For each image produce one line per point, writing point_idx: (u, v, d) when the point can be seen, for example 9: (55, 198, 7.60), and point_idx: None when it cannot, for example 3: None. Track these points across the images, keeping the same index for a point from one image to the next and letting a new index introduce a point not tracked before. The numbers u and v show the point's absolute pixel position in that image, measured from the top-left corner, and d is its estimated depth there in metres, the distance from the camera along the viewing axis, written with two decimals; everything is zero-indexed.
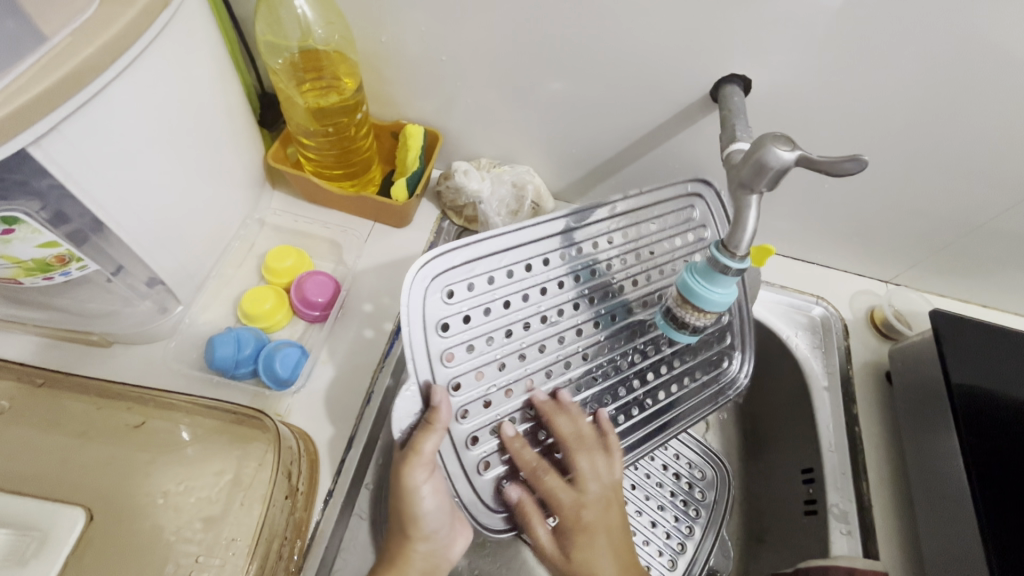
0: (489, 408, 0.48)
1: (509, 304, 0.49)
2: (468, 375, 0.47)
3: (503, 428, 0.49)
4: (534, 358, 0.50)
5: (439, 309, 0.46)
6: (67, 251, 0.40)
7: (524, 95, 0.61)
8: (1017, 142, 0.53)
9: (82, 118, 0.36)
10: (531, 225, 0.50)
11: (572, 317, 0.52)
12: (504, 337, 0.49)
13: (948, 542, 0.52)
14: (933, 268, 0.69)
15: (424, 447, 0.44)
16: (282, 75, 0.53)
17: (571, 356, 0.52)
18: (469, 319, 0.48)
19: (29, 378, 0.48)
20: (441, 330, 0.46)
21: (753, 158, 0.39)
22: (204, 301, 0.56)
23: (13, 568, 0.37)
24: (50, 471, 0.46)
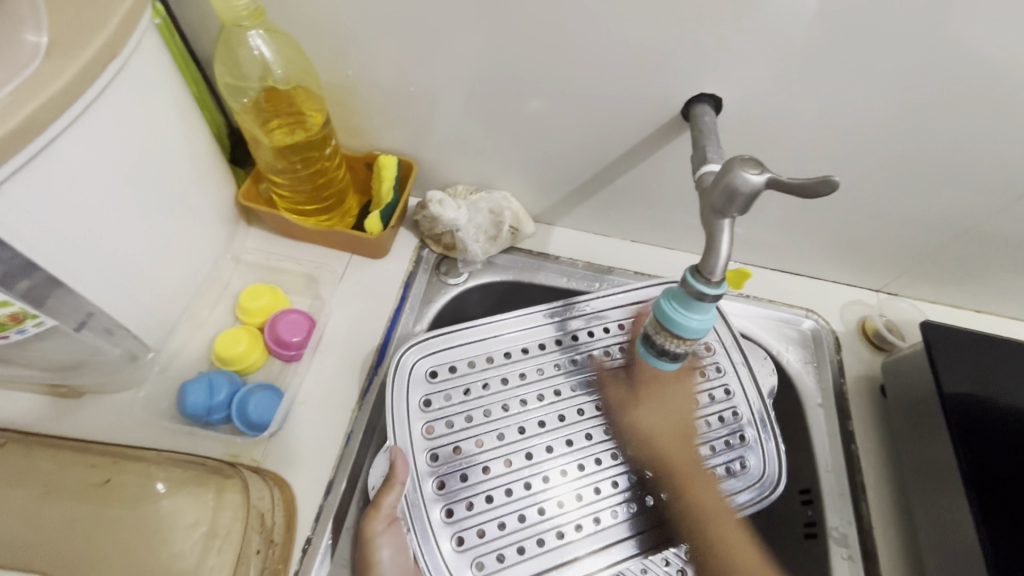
0: (466, 482, 0.51)
1: (489, 388, 0.55)
2: (447, 448, 0.52)
3: (479, 504, 0.51)
4: (515, 439, 0.53)
5: (423, 388, 0.54)
6: (20, 309, 0.39)
7: (496, 121, 0.60)
8: (994, 146, 0.53)
9: (28, 173, 0.36)
10: (507, 317, 0.58)
11: (554, 403, 0.55)
12: (485, 418, 0.54)
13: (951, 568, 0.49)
14: (922, 275, 0.68)
15: (384, 503, 0.48)
16: (244, 116, 0.51)
17: (538, 446, 0.53)
18: (451, 399, 0.54)
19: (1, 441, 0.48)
20: (424, 406, 0.53)
21: (721, 183, 0.38)
22: (178, 346, 0.55)
23: None
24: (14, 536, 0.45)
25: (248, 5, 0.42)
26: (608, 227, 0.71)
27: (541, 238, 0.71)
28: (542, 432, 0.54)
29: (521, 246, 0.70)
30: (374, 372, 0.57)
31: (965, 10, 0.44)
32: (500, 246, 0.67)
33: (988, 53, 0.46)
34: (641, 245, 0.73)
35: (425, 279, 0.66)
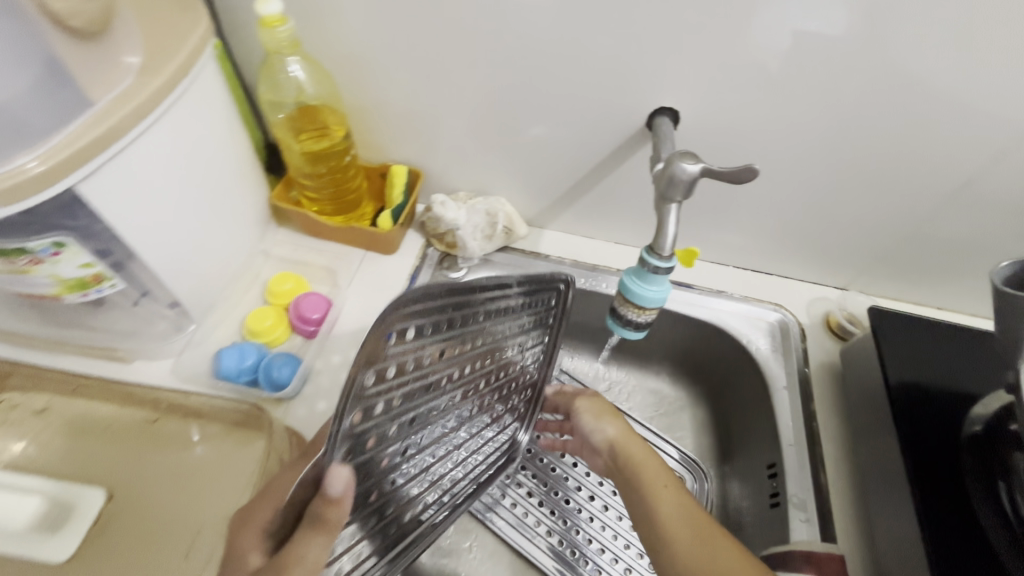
0: (359, 488, 0.42)
1: (420, 368, 0.43)
2: (361, 448, 0.40)
3: (352, 511, 0.43)
4: (403, 435, 0.45)
5: (372, 373, 0.37)
6: (101, 270, 0.47)
7: (494, 135, 0.70)
8: (922, 152, 0.60)
9: (120, 162, 0.45)
10: (479, 282, 0.43)
11: (447, 390, 0.48)
12: (395, 410, 0.42)
13: (899, 533, 0.53)
14: (880, 272, 0.75)
15: (309, 545, 0.39)
16: (280, 127, 0.62)
17: (409, 443, 0.47)
18: (388, 382, 0.40)
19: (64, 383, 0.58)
20: (364, 399, 0.37)
21: (666, 174, 0.47)
22: (215, 322, 0.64)
23: (47, 535, 0.52)
24: (78, 457, 0.57)
25: (287, 37, 0.52)
26: (593, 230, 0.80)
27: (533, 240, 0.80)
28: (417, 428, 0.47)
29: (516, 246, 0.78)
30: None
31: (879, 38, 0.52)
32: (496, 245, 0.76)
33: (901, 74, 0.55)
34: (624, 247, 0.81)
35: (429, 273, 0.74)
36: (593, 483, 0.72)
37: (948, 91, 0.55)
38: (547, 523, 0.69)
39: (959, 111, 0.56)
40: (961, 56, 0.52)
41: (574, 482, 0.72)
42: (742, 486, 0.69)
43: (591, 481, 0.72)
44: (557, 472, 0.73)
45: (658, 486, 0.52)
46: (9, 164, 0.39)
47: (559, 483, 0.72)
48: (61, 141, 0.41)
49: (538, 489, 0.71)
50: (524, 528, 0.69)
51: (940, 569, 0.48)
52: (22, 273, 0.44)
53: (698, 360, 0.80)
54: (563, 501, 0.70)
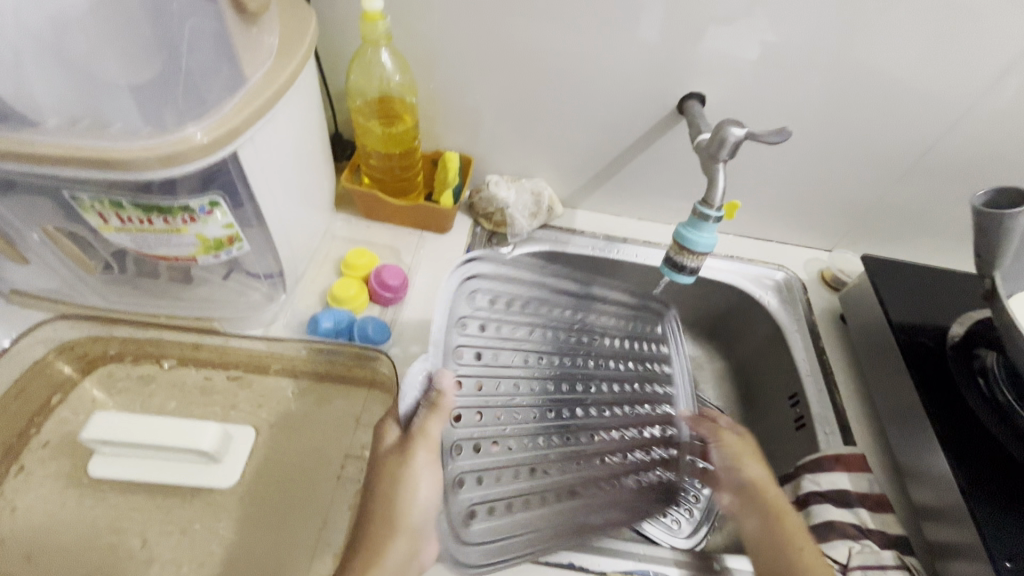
0: (478, 422, 0.57)
1: (507, 356, 0.61)
2: (470, 383, 0.58)
3: (485, 448, 0.57)
4: (489, 393, 0.59)
5: (461, 334, 0.58)
6: (236, 232, 0.52)
7: (541, 123, 0.79)
8: (895, 127, 0.75)
9: (260, 135, 0.51)
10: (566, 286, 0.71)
11: (539, 374, 0.63)
12: (489, 359, 0.60)
13: (909, 432, 0.65)
14: (860, 234, 0.89)
15: (429, 430, 0.48)
16: (362, 112, 0.69)
17: (511, 411, 0.60)
18: (481, 355, 0.59)
19: (187, 345, 0.61)
20: (457, 356, 0.57)
21: (717, 138, 0.58)
22: (299, 293, 0.69)
23: (214, 466, 0.55)
24: (195, 411, 0.59)
25: (385, 30, 0.60)
26: (620, 208, 0.90)
27: (568, 218, 0.89)
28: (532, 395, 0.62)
29: (554, 224, 0.88)
30: None
31: (863, 36, 0.66)
32: (539, 222, 0.85)
33: (879, 64, 0.68)
34: (647, 223, 0.91)
35: (481, 250, 0.82)
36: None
37: (914, 77, 0.69)
38: None
39: (923, 92, 0.70)
40: (924, 49, 0.66)
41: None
42: (768, 419, 0.80)
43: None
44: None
45: (784, 507, 0.56)
46: (180, 132, 0.45)
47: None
48: (225, 112, 0.47)
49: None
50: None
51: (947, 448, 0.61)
52: (174, 232, 0.49)
53: (715, 319, 0.91)
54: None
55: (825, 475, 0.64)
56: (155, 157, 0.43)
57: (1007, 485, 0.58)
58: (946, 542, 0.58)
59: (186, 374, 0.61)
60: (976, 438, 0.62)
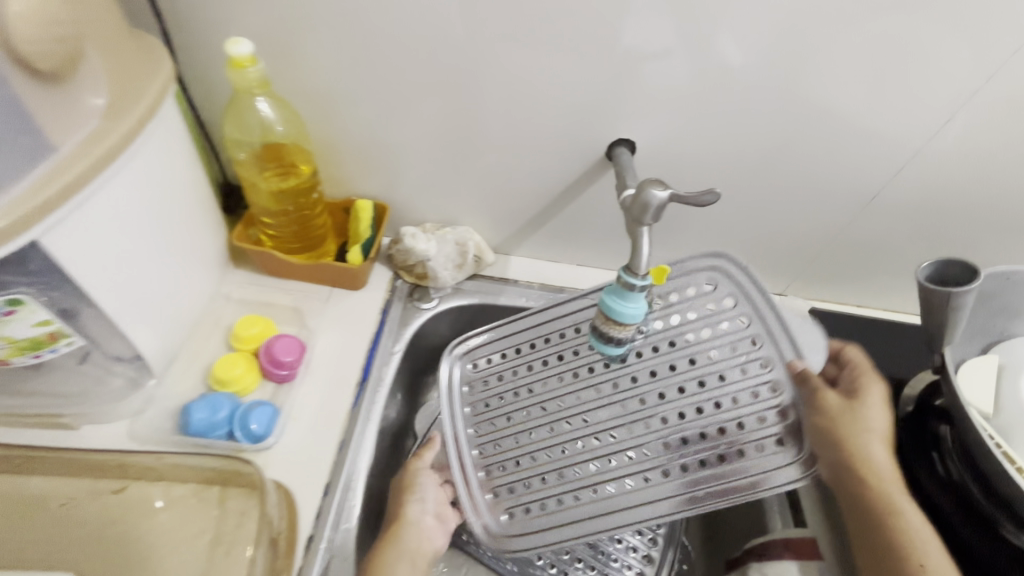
0: (500, 450, 0.62)
1: (518, 372, 0.63)
2: (486, 424, 0.63)
3: (511, 466, 0.61)
4: (516, 422, 0.62)
5: (462, 375, 0.65)
6: (58, 327, 0.45)
7: (464, 167, 0.72)
8: (840, 169, 0.70)
9: (84, 214, 0.43)
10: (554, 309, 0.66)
11: (581, 380, 0.61)
12: (512, 396, 0.63)
13: None
14: (811, 277, 0.84)
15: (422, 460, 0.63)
16: (247, 166, 0.61)
17: (556, 421, 0.60)
18: (488, 382, 0.64)
19: (21, 463, 0.52)
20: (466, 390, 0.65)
21: (638, 200, 0.51)
22: (176, 374, 0.60)
23: None
24: (35, 544, 0.51)
25: (258, 77, 0.52)
26: (558, 253, 0.83)
27: (501, 266, 0.82)
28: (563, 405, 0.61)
29: (485, 273, 0.80)
30: (362, 388, 0.64)
31: (800, 78, 0.61)
32: (466, 273, 0.77)
33: (820, 105, 0.63)
34: (587, 268, 0.85)
35: (401, 307, 0.74)
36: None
37: (857, 119, 0.64)
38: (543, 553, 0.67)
39: (866, 133, 0.65)
40: (863, 89, 0.61)
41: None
42: None
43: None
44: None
45: (887, 480, 0.53)
46: None
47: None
48: (21, 193, 0.38)
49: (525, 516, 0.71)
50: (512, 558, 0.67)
51: None
52: None
53: None
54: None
55: (770, 564, 0.58)
56: None
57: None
58: None
59: (17, 489, 0.52)
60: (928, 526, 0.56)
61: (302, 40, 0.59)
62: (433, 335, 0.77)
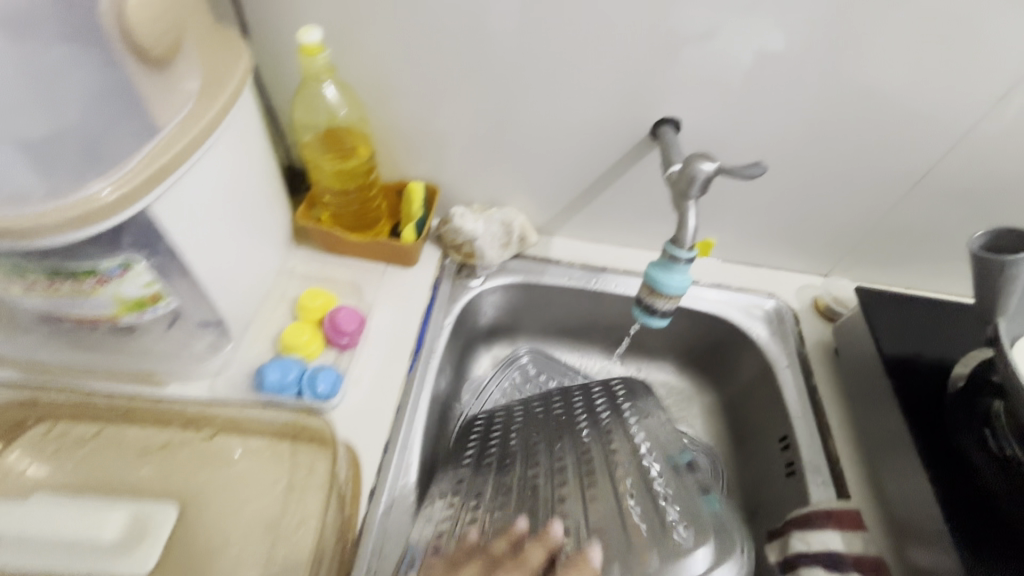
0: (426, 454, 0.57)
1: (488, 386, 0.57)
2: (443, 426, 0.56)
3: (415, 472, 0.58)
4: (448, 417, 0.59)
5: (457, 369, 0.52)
6: (160, 290, 0.48)
7: (513, 150, 0.75)
8: (889, 146, 0.68)
9: (180, 184, 0.47)
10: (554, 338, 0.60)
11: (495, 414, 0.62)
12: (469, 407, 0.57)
13: (915, 495, 0.59)
14: (857, 259, 0.83)
15: None
16: (311, 147, 0.65)
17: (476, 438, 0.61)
18: None
19: (119, 407, 0.58)
20: None
21: (686, 173, 0.53)
22: (249, 340, 0.65)
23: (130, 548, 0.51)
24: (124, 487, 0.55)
25: (325, 63, 0.56)
26: (600, 235, 0.85)
27: (544, 246, 0.84)
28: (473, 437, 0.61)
29: (528, 253, 0.83)
30: (416, 356, 0.69)
31: (852, 53, 0.60)
32: (511, 252, 0.80)
33: (870, 82, 0.63)
34: (627, 249, 0.86)
35: (450, 283, 0.78)
36: None
37: (910, 94, 0.63)
38: None
39: (917, 110, 0.64)
40: (917, 65, 0.61)
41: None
42: (757, 462, 0.75)
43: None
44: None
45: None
46: (83, 190, 0.41)
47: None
48: (128, 168, 0.42)
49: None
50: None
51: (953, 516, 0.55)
52: (86, 294, 0.45)
53: (702, 351, 0.86)
54: None
55: (815, 534, 0.59)
56: (58, 222, 0.39)
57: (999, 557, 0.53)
58: None
59: (116, 437, 0.58)
60: (974, 501, 0.56)
61: (363, 29, 0.63)
62: (476, 311, 0.81)
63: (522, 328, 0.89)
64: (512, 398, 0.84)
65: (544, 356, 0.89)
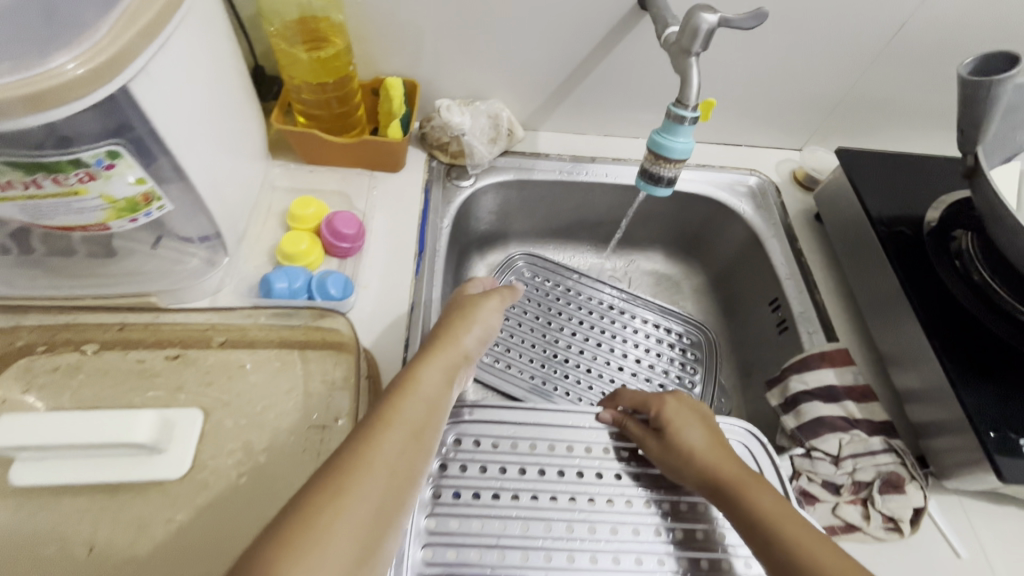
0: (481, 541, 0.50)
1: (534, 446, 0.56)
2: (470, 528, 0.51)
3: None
4: (502, 499, 0.52)
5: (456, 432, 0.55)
6: (152, 189, 0.45)
7: (495, 35, 0.71)
8: (869, 4, 0.69)
9: (158, 63, 0.42)
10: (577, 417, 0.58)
11: (524, 478, 0.54)
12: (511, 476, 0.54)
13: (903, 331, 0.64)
14: (830, 129, 0.86)
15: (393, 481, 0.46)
16: (281, 35, 0.60)
17: (511, 533, 0.51)
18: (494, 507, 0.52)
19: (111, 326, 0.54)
20: (429, 542, 0.50)
21: (689, 26, 0.52)
22: (244, 255, 0.62)
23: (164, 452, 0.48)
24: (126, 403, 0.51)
25: None
26: (585, 126, 0.84)
27: (530, 142, 0.82)
28: (511, 506, 0.52)
29: (516, 149, 0.81)
30: (421, 257, 0.68)
31: None
32: (500, 148, 0.78)
33: None
34: (613, 138, 0.85)
35: (441, 186, 0.76)
36: (573, 389, 0.79)
37: None
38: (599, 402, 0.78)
39: None
40: None
41: (602, 359, 0.82)
42: (750, 327, 0.81)
43: (613, 354, 0.83)
44: (586, 354, 0.82)
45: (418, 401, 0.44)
46: (46, 64, 0.36)
47: (590, 362, 0.82)
48: (95, 41, 0.37)
49: (573, 371, 0.81)
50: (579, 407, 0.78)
51: (937, 338, 0.60)
52: (74, 195, 0.42)
53: (690, 234, 0.89)
54: (596, 377, 0.81)
55: (812, 374, 0.64)
56: (14, 96, 0.35)
57: (995, 370, 0.58)
58: (931, 420, 0.60)
59: (109, 360, 0.53)
60: (963, 325, 0.61)
61: None
62: (469, 215, 0.80)
63: (514, 231, 0.89)
64: (512, 301, 0.86)
65: (538, 259, 0.90)
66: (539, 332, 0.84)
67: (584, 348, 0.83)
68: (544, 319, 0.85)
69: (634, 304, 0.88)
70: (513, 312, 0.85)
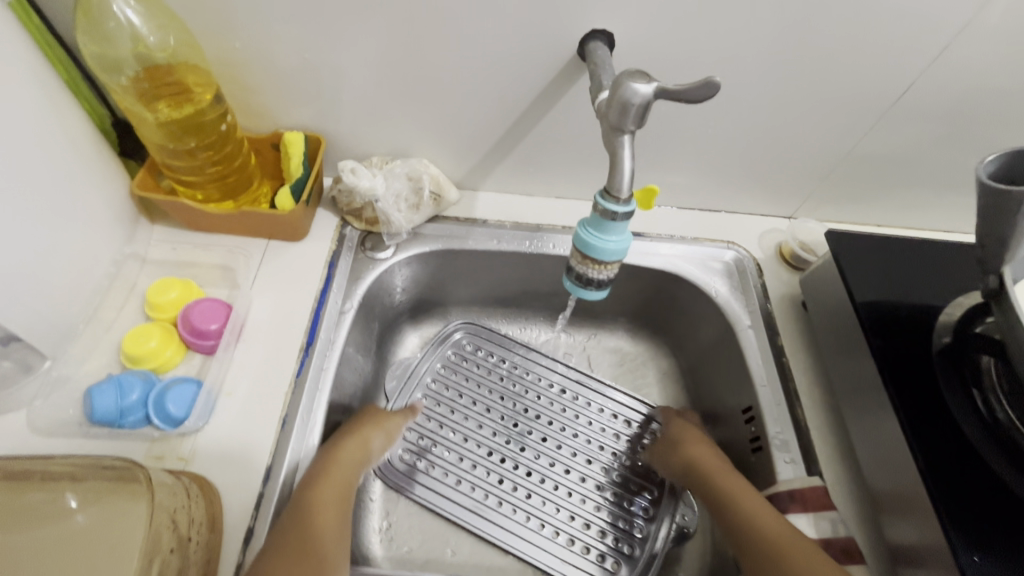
0: None
1: None
2: None
3: None
4: None
5: None
6: None
7: (410, 86, 0.59)
8: (866, 59, 0.56)
9: None
10: None
11: None
12: None
13: (891, 468, 0.51)
14: (825, 196, 0.72)
15: None
16: (123, 92, 0.50)
17: None
18: None
19: None
20: None
21: (615, 98, 0.40)
22: (80, 353, 0.51)
23: None
24: None
25: None
26: (532, 186, 0.72)
27: (466, 204, 0.71)
28: None
29: (447, 214, 0.69)
30: (307, 353, 0.55)
31: None
32: (425, 215, 0.66)
33: None
34: (566, 200, 0.73)
35: (351, 257, 0.64)
36: (508, 498, 0.66)
37: None
38: (535, 515, 0.65)
39: (901, 9, 0.52)
40: None
41: (545, 459, 0.69)
42: (718, 433, 0.68)
43: (559, 454, 0.69)
44: (527, 452, 0.69)
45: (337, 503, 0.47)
46: None
47: (531, 463, 0.68)
48: None
49: (507, 472, 0.67)
50: (513, 523, 0.65)
51: (943, 496, 0.46)
52: None
53: (656, 312, 0.76)
54: (536, 482, 0.67)
55: None
56: None
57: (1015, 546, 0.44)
58: None
59: None
60: (965, 471, 0.47)
61: None
62: (388, 288, 0.68)
63: (452, 300, 0.76)
64: (447, 381, 0.73)
65: (480, 329, 0.77)
66: (473, 422, 0.70)
67: (525, 444, 0.69)
68: (481, 404, 0.72)
69: (591, 389, 0.75)
70: (446, 396, 0.72)
